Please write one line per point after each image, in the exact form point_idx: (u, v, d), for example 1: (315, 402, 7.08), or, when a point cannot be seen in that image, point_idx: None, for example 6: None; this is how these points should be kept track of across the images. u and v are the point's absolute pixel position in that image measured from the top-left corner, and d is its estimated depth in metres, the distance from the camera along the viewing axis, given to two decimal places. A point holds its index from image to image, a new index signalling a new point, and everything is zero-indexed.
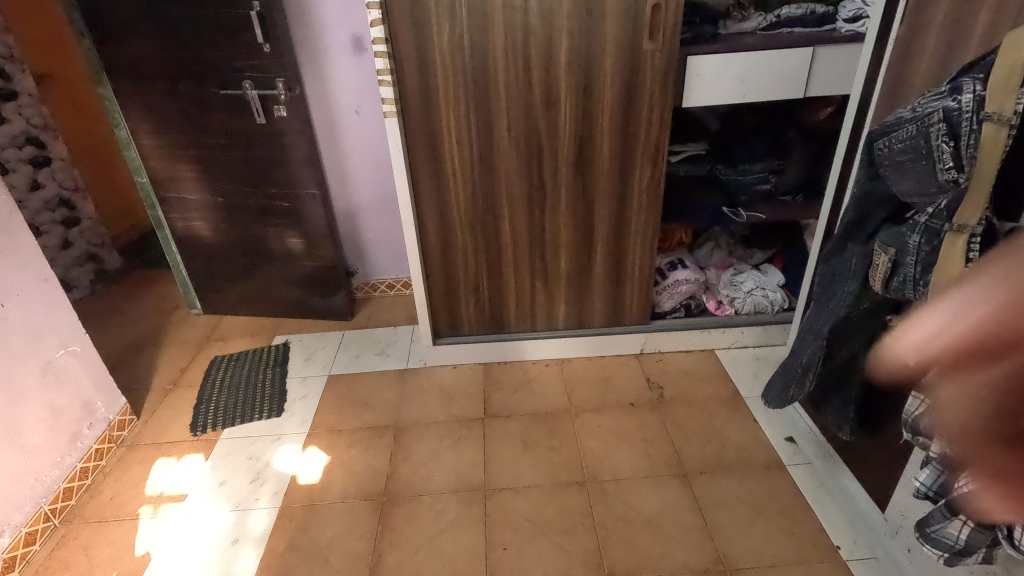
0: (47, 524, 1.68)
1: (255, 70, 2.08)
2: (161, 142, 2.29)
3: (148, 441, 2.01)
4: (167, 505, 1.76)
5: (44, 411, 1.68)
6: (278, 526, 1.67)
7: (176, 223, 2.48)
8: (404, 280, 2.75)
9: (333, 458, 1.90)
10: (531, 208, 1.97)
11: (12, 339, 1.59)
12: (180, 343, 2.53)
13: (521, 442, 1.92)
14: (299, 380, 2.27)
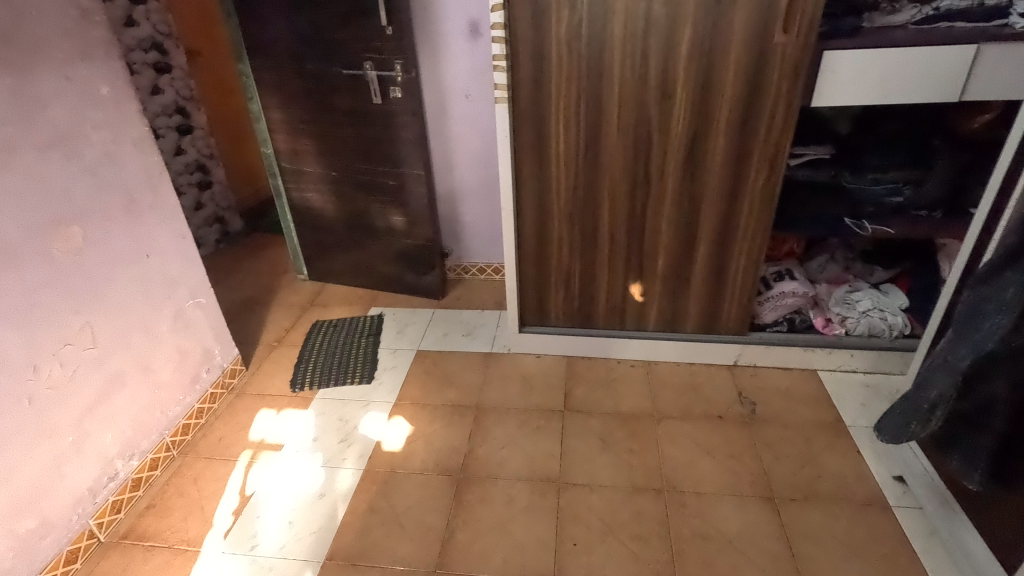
0: (167, 454, 1.88)
1: (376, 52, 2.17)
2: (287, 117, 2.46)
3: (253, 391, 2.19)
4: (267, 452, 1.91)
5: (172, 353, 1.88)
6: (361, 488, 1.76)
7: (293, 194, 2.66)
8: (495, 265, 2.79)
9: (416, 430, 1.97)
10: (633, 204, 1.92)
11: (152, 285, 1.78)
12: (287, 305, 2.73)
13: (599, 440, 1.89)
14: (389, 351, 2.37)
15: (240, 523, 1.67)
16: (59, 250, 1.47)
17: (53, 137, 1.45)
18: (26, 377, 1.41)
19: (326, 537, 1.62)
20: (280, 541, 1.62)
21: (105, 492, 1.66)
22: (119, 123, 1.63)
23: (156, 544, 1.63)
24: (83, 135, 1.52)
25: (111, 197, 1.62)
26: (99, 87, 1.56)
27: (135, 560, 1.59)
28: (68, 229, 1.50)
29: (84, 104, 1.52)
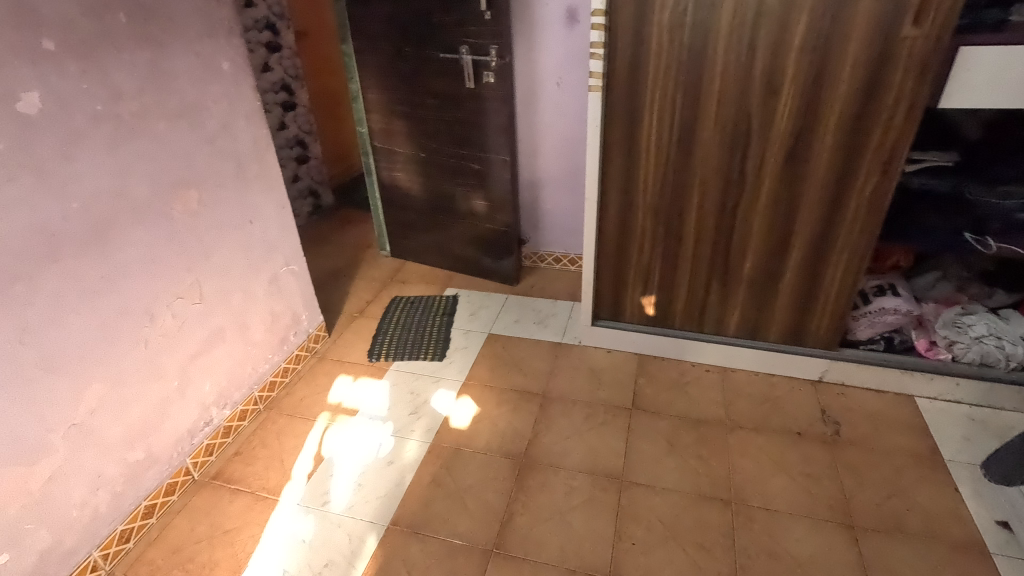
0: (254, 407, 2.02)
1: (473, 36, 2.20)
2: (383, 97, 2.55)
3: (333, 357, 2.31)
4: (342, 416, 2.01)
5: (266, 314, 2.02)
6: (427, 460, 1.82)
7: (382, 173, 2.76)
8: (572, 256, 2.77)
9: (481, 411, 2.01)
10: (723, 203, 1.84)
11: (252, 250, 1.91)
12: (369, 279, 2.86)
13: (666, 443, 1.84)
14: (461, 332, 2.43)
15: (314, 479, 1.78)
16: (177, 212, 1.61)
17: (180, 107, 1.57)
18: (145, 324, 1.56)
19: (391, 503, 1.69)
20: (349, 501, 1.71)
21: (200, 436, 1.81)
22: (235, 97, 1.75)
23: (240, 488, 1.76)
24: (204, 106, 1.65)
25: (223, 166, 1.75)
26: (221, 63, 1.68)
27: (222, 501, 1.73)
28: (186, 192, 1.63)
29: (207, 78, 1.64)
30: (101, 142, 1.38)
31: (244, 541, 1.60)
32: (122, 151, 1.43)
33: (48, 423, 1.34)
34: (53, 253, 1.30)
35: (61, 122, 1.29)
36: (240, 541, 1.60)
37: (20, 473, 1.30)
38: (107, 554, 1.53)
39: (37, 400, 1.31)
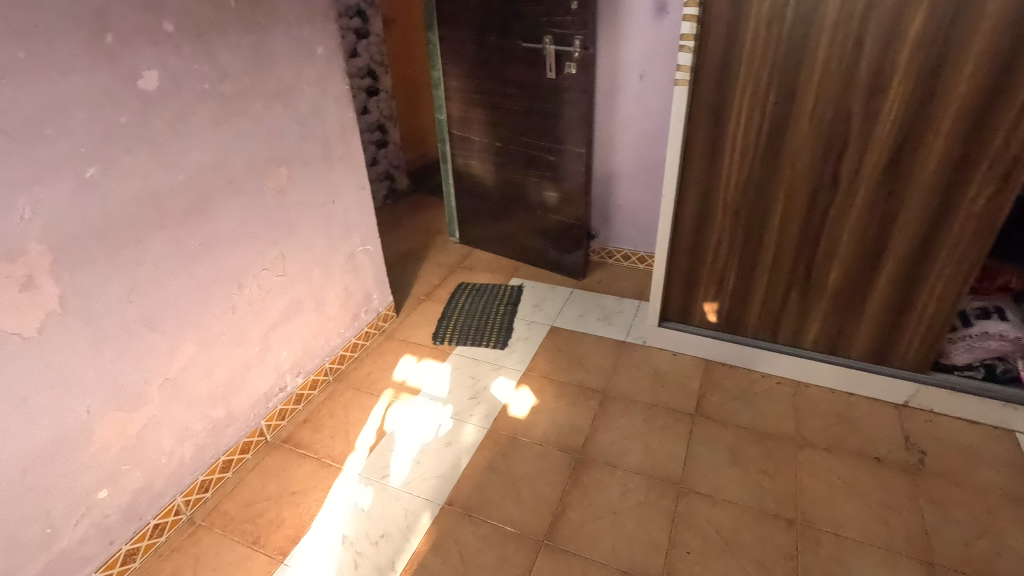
0: (325, 378, 2.12)
1: (558, 26, 2.18)
2: (464, 85, 2.58)
3: (400, 337, 2.39)
4: (405, 394, 2.08)
5: (340, 291, 2.11)
6: (484, 446, 1.85)
7: (457, 160, 2.80)
8: (641, 254, 2.71)
9: (540, 403, 2.01)
10: (811, 208, 1.74)
11: (332, 229, 2.00)
12: (437, 264, 2.92)
13: (729, 454, 1.77)
14: (524, 322, 2.44)
15: (375, 452, 1.85)
16: (268, 188, 1.71)
17: (277, 89, 1.66)
18: (234, 291, 1.67)
19: (447, 484, 1.73)
20: (407, 477, 1.76)
21: (274, 400, 1.92)
22: (327, 81, 1.82)
23: (308, 453, 1.86)
24: (298, 89, 1.73)
25: (312, 146, 1.83)
26: (316, 48, 1.75)
27: (291, 463, 1.82)
28: (277, 170, 1.72)
29: (302, 61, 1.72)
30: (207, 119, 1.48)
31: (308, 504, 1.69)
32: (224, 129, 1.53)
33: (147, 376, 1.47)
34: (160, 220, 1.41)
35: (175, 99, 1.39)
36: (305, 503, 1.69)
37: (122, 418, 1.42)
38: (188, 500, 1.65)
39: (140, 353, 1.44)
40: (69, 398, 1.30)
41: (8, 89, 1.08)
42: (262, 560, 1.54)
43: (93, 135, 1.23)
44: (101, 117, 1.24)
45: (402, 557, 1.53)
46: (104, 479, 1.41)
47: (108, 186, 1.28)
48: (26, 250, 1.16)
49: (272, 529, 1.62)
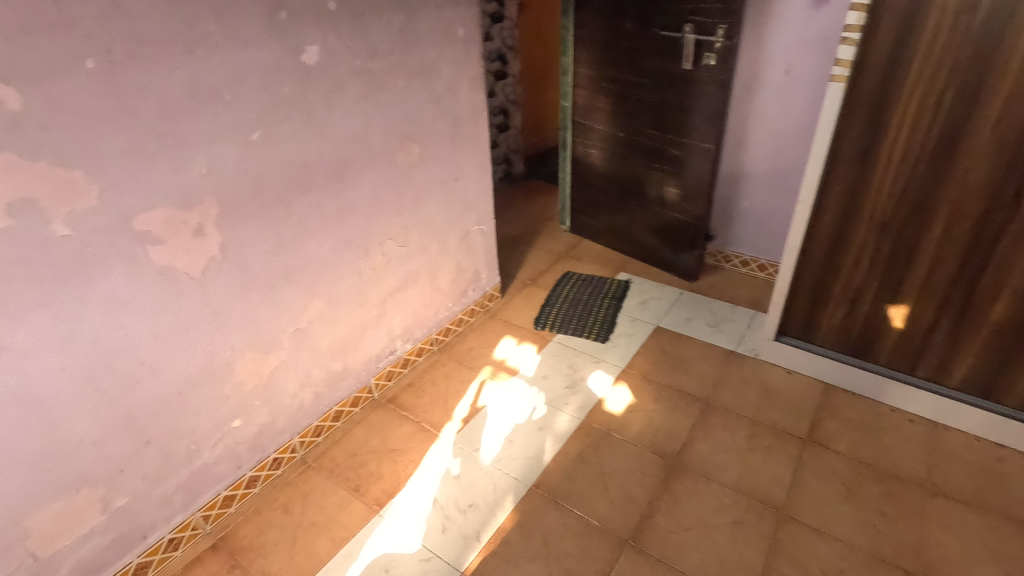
0: (430, 347, 2.22)
1: (701, 14, 2.07)
2: (593, 73, 2.54)
3: (503, 318, 2.44)
4: (503, 374, 2.13)
5: (453, 266, 2.19)
6: (576, 436, 1.85)
7: (577, 148, 2.78)
8: (762, 262, 2.55)
9: (637, 402, 1.97)
10: (981, 229, 1.53)
11: (452, 206, 2.08)
12: (545, 250, 2.94)
13: (842, 487, 1.63)
14: (628, 319, 2.39)
15: (470, 425, 1.92)
16: (400, 162, 1.80)
17: (418, 68, 1.74)
18: (361, 256, 1.79)
19: (537, 467, 1.75)
20: (498, 454, 1.81)
21: (384, 362, 2.04)
22: (463, 63, 1.88)
23: (409, 416, 1.96)
24: (437, 69, 1.80)
25: (443, 125, 1.90)
26: (457, 30, 1.81)
27: (393, 423, 1.94)
28: (410, 145, 1.81)
29: (444, 42, 1.78)
30: (355, 93, 1.58)
31: (405, 463, 1.79)
32: (369, 103, 1.63)
33: (282, 324, 1.62)
34: (307, 184, 1.54)
35: (330, 73, 1.50)
36: (402, 462, 1.79)
37: (258, 358, 1.59)
38: (303, 441, 1.81)
39: (278, 302, 1.59)
40: (219, 335, 1.46)
41: (200, 58, 1.23)
42: (361, 508, 1.66)
43: (261, 102, 1.37)
44: (269, 87, 1.37)
45: (488, 530, 1.58)
46: (237, 410, 1.59)
47: (268, 149, 1.42)
48: (200, 200, 1.31)
49: (372, 481, 1.74)
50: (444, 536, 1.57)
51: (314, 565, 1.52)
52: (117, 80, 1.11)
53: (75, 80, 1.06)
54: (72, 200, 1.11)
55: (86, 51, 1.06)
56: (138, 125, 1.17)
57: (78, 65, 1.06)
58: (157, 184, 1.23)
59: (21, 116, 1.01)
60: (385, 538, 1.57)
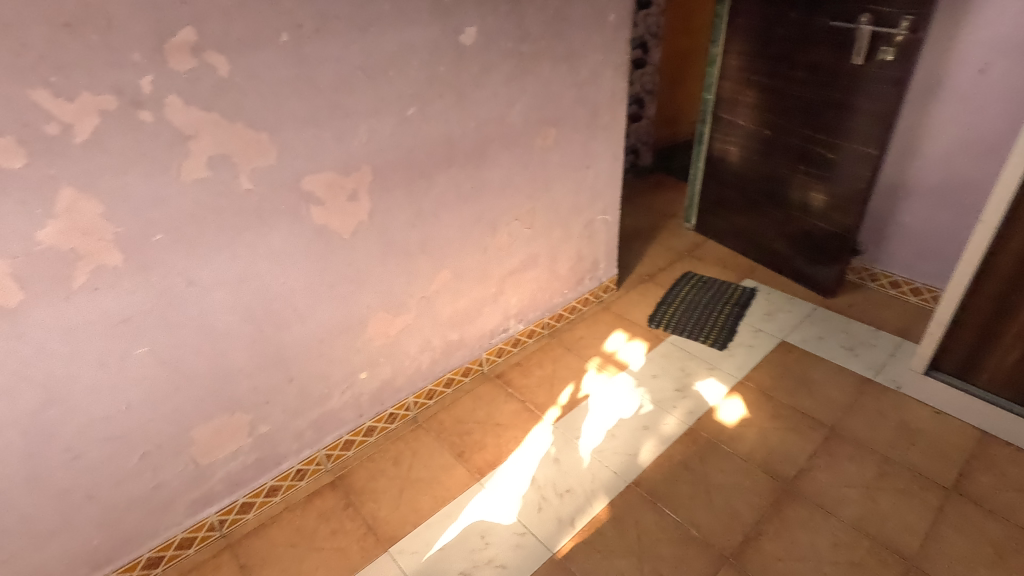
0: (541, 330, 2.25)
1: (883, 3, 1.84)
2: (743, 65, 2.36)
3: (616, 310, 2.41)
4: (611, 367, 2.11)
5: (572, 253, 2.19)
6: (682, 441, 1.79)
7: (714, 144, 2.62)
8: (916, 285, 2.28)
9: (752, 417, 1.86)
10: None
11: (580, 193, 2.07)
12: (666, 247, 2.84)
13: (991, 550, 1.43)
14: (750, 329, 2.25)
15: (573, 412, 1.93)
16: (537, 145, 1.82)
17: (566, 53, 1.74)
18: (488, 234, 1.85)
19: (637, 465, 1.73)
20: (599, 445, 1.80)
21: (496, 338, 2.10)
22: (610, 49, 1.85)
23: (515, 394, 2.01)
24: (583, 54, 1.79)
25: (582, 111, 1.89)
26: (609, 15, 1.78)
27: (499, 398, 2.00)
28: (547, 129, 1.83)
29: (594, 28, 1.76)
30: (503, 76, 1.62)
31: (507, 439, 1.84)
32: (515, 85, 1.66)
33: (411, 290, 1.72)
34: (449, 160, 1.62)
35: (483, 55, 1.55)
36: (505, 437, 1.85)
37: (387, 319, 1.70)
38: (416, 402, 1.93)
39: (410, 270, 1.69)
40: (357, 293, 1.59)
41: (372, 36, 1.32)
42: (463, 473, 1.74)
43: (419, 80, 1.44)
44: (428, 65, 1.44)
45: (582, 517, 1.59)
46: (364, 364, 1.72)
47: (419, 124, 1.50)
48: (357, 168, 1.42)
49: (475, 450, 1.81)
50: (539, 516, 1.60)
51: (416, 518, 1.62)
52: (303, 53, 1.23)
53: (271, 52, 1.19)
54: (257, 159, 1.25)
55: (281, 25, 1.18)
56: (315, 95, 1.28)
57: (274, 38, 1.18)
58: (324, 149, 1.35)
59: (226, 81, 1.15)
60: (483, 506, 1.64)
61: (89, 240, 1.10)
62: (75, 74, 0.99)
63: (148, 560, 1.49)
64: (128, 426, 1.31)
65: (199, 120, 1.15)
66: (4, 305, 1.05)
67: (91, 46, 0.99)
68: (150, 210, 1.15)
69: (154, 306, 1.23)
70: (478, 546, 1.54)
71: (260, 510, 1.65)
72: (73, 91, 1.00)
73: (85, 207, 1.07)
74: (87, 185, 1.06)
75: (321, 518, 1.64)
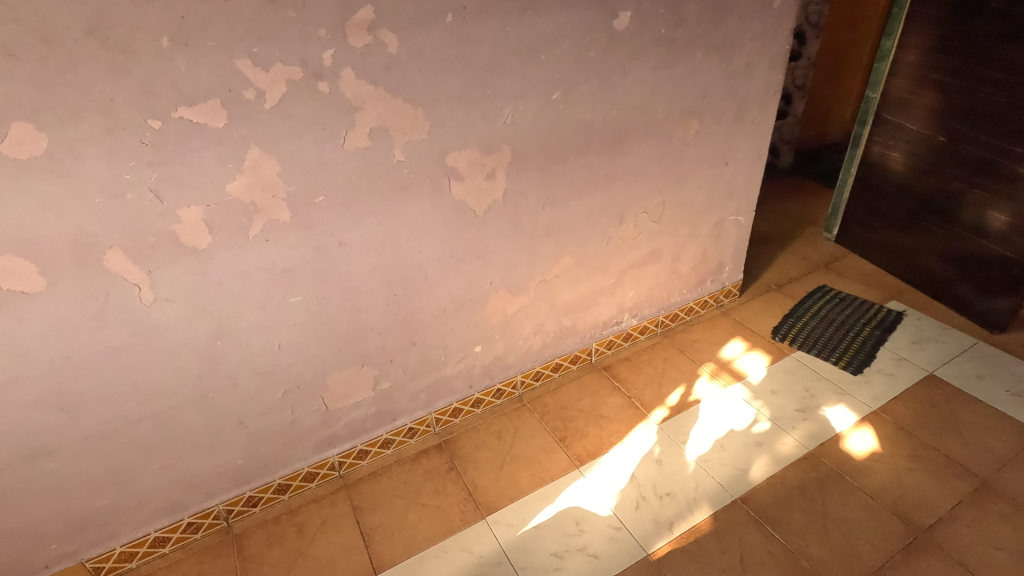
0: (654, 328, 2.20)
1: None
2: (921, 61, 2.08)
3: (736, 317, 2.28)
4: (726, 376, 2.01)
5: (698, 252, 2.11)
6: (800, 464, 1.67)
7: (872, 148, 2.36)
8: None
9: (884, 452, 1.69)
10: None
11: (715, 191, 1.98)
12: (799, 256, 2.64)
13: None
14: (892, 356, 2.03)
15: (681, 416, 1.87)
16: (676, 137, 1.76)
17: (720, 41, 1.65)
18: (615, 225, 1.82)
19: (746, 481, 1.64)
20: (706, 453, 1.73)
21: (608, 330, 2.08)
22: (769, 39, 1.73)
23: (621, 389, 1.99)
24: (739, 44, 1.69)
25: (730, 104, 1.79)
26: (773, 2, 1.66)
27: (604, 390, 1.99)
28: (690, 121, 1.75)
29: (755, 15, 1.66)
30: (652, 63, 1.57)
31: (610, 432, 1.83)
32: (663, 73, 1.61)
33: (533, 272, 1.75)
34: (587, 146, 1.61)
35: (634, 41, 1.51)
36: (607, 430, 1.83)
37: (506, 297, 1.75)
38: (523, 381, 1.97)
39: (535, 252, 1.71)
40: (483, 269, 1.65)
41: (529, 19, 1.34)
42: (563, 458, 1.75)
43: (568, 65, 1.45)
44: (578, 50, 1.44)
45: (682, 524, 1.54)
46: (480, 338, 1.79)
47: (562, 108, 1.50)
48: (498, 147, 1.46)
49: (577, 437, 1.82)
50: (637, 514, 1.58)
51: (514, 493, 1.67)
52: (464, 34, 1.28)
53: (435, 31, 1.25)
54: (411, 132, 1.33)
55: (447, 6, 1.24)
56: (469, 74, 1.33)
57: (439, 19, 1.24)
58: (470, 127, 1.40)
59: (394, 58, 1.23)
60: (580, 493, 1.65)
61: (266, 196, 1.24)
62: (273, 46, 1.11)
63: (278, 486, 1.67)
64: (278, 365, 1.47)
65: (366, 93, 1.24)
66: (196, 246, 1.22)
67: (287, 21, 1.10)
68: (317, 174, 1.27)
69: (310, 261, 1.36)
70: (573, 531, 1.55)
71: (373, 459, 1.79)
72: (269, 62, 1.12)
73: (267, 166, 1.21)
74: (271, 146, 1.19)
75: (426, 477, 1.74)
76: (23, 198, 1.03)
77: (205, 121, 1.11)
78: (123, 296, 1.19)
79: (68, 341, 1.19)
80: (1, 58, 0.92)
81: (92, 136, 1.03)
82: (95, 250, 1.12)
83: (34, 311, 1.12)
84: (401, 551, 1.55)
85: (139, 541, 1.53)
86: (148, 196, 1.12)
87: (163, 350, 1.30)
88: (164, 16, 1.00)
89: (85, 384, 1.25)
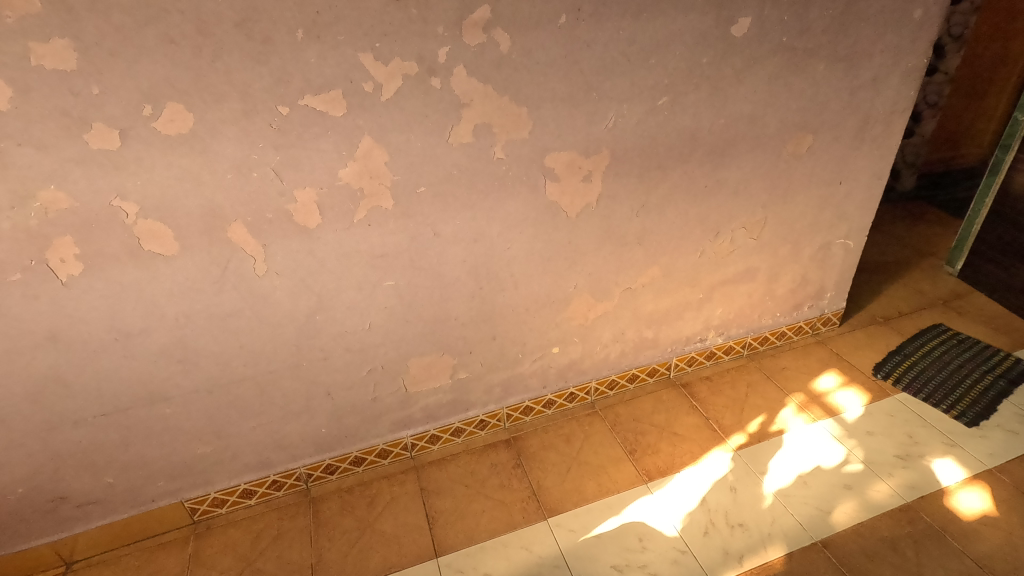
0: (740, 349, 2.09)
1: None
2: None
3: (833, 348, 2.13)
4: (815, 409, 1.88)
5: (798, 273, 1.98)
6: (894, 515, 1.53)
7: (1015, 177, 2.10)
8: None
9: (997, 516, 1.51)
10: None
11: (824, 210, 1.85)
12: (913, 289, 2.41)
13: None
14: (1016, 412, 1.81)
15: (761, 445, 1.77)
16: (788, 151, 1.66)
17: (848, 51, 1.54)
18: (709, 237, 1.75)
19: (829, 524, 1.53)
20: (785, 488, 1.63)
21: (690, 346, 2.01)
22: (904, 51, 1.59)
23: (699, 408, 1.91)
24: (869, 55, 1.56)
25: (851, 119, 1.67)
26: (913, 11, 1.53)
27: (680, 407, 1.92)
28: (804, 136, 1.65)
29: (890, 25, 1.53)
30: (769, 72, 1.50)
31: (683, 451, 1.76)
32: (779, 84, 1.52)
33: (619, 279, 1.72)
34: (689, 155, 1.56)
35: (752, 49, 1.44)
36: (681, 449, 1.77)
37: (590, 301, 1.73)
38: (597, 388, 1.95)
39: (623, 259, 1.69)
40: (570, 270, 1.64)
41: (643, 22, 1.31)
42: (631, 471, 1.72)
43: (678, 70, 1.41)
44: (692, 56, 1.40)
45: (753, 558, 1.47)
46: (559, 340, 1.78)
47: (668, 114, 1.46)
48: (598, 151, 1.45)
49: (647, 452, 1.77)
50: (705, 540, 1.52)
51: (579, 499, 1.65)
52: (576, 35, 1.28)
53: (549, 32, 1.26)
54: (514, 131, 1.35)
55: (562, 8, 1.24)
56: (577, 76, 1.33)
57: (553, 20, 1.25)
58: (572, 129, 1.40)
59: (505, 57, 1.25)
60: (646, 509, 1.61)
61: (373, 183, 1.30)
62: (394, 42, 1.16)
63: (355, 458, 1.76)
64: (367, 343, 1.55)
65: (475, 90, 1.27)
66: (307, 226, 1.31)
67: (410, 19, 1.15)
68: (421, 165, 1.32)
69: (406, 248, 1.42)
70: (635, 547, 1.52)
71: (443, 445, 1.84)
72: (389, 57, 1.17)
73: (376, 155, 1.27)
74: (382, 136, 1.25)
75: (492, 470, 1.77)
76: (168, 170, 1.15)
77: (327, 109, 1.19)
78: (240, 266, 1.30)
79: (192, 302, 1.31)
80: (165, 45, 1.04)
81: (230, 119, 1.14)
82: (221, 221, 1.23)
83: (166, 272, 1.26)
84: (462, 538, 1.59)
85: (230, 490, 1.66)
86: (270, 176, 1.22)
87: (268, 318, 1.40)
88: (302, 11, 1.08)
89: (200, 341, 1.38)
